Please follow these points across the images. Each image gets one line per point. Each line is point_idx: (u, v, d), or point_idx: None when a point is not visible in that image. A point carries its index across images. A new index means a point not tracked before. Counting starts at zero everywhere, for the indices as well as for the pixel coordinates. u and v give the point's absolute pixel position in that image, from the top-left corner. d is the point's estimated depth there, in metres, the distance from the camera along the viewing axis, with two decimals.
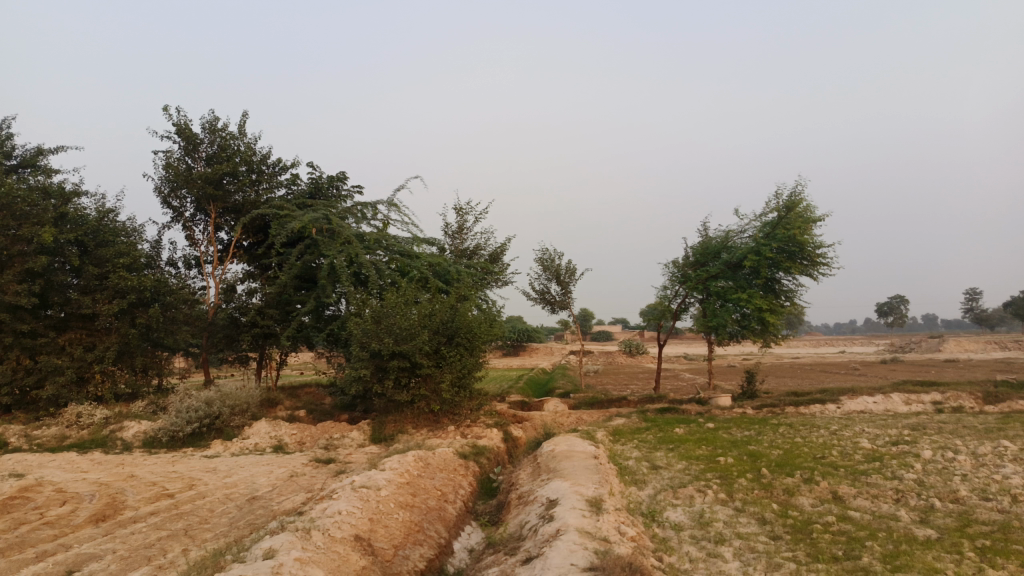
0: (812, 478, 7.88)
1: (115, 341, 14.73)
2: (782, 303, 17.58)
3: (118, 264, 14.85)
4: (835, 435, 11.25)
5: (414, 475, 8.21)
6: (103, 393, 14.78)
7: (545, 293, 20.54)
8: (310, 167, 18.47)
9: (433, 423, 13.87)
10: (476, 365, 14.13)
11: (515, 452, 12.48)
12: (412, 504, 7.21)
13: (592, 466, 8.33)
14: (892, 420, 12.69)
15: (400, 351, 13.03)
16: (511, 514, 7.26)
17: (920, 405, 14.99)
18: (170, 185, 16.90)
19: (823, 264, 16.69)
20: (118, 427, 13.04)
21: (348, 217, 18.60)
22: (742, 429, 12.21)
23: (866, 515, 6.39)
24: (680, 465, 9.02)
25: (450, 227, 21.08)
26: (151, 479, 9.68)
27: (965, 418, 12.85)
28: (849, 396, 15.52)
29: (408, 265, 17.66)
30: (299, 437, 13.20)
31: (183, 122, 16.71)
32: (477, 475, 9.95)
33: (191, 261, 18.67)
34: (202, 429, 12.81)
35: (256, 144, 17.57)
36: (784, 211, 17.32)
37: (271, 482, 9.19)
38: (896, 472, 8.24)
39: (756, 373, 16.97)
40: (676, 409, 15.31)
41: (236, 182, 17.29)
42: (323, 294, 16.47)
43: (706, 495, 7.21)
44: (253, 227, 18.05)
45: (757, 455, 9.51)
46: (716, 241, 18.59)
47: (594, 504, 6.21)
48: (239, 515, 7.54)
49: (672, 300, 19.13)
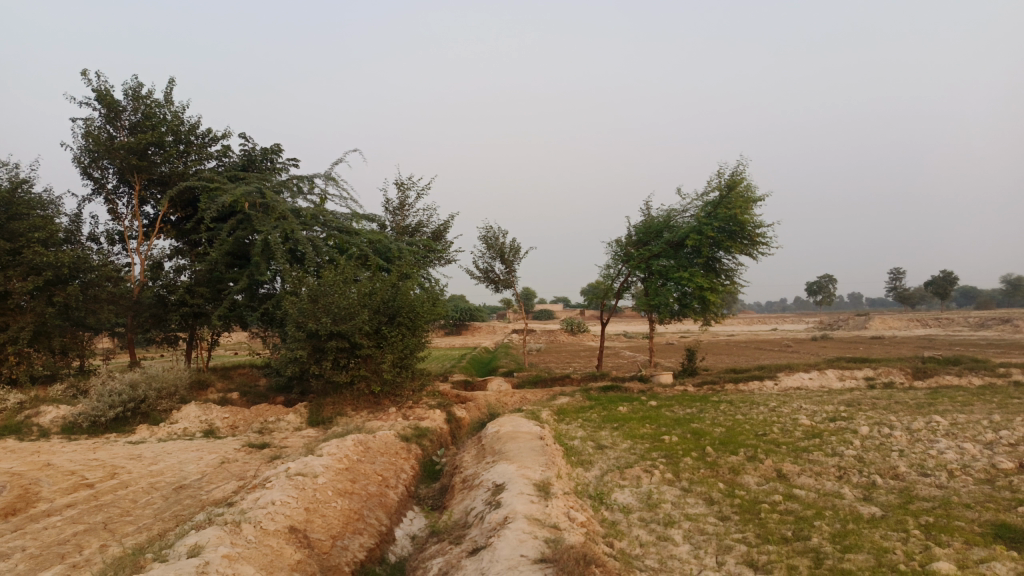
0: (756, 457, 7.88)
1: (30, 320, 13.82)
2: (722, 282, 17.78)
3: (33, 238, 13.89)
4: (774, 412, 11.39)
5: (353, 460, 7.89)
6: (18, 376, 13.87)
7: (489, 271, 20.27)
8: (243, 138, 17.67)
9: (373, 405, 13.52)
10: (419, 345, 13.81)
11: (458, 433, 12.25)
12: (351, 491, 6.89)
13: (537, 447, 8.16)
14: (829, 396, 12.96)
15: (338, 331, 12.60)
16: (455, 500, 7.02)
17: (854, 381, 15.40)
18: (90, 155, 15.92)
19: (762, 244, 16.92)
20: (33, 413, 12.22)
21: (283, 191, 17.90)
22: (685, 407, 12.26)
23: (811, 493, 6.39)
24: (625, 444, 8.93)
25: (391, 203, 20.51)
26: (69, 468, 9.05)
27: (897, 393, 13.23)
28: (786, 372, 15.84)
29: (347, 242, 17.13)
30: (231, 421, 12.65)
31: (103, 87, 15.68)
32: (419, 458, 9.67)
33: (115, 236, 17.69)
34: (127, 413, 12.13)
35: (183, 112, 16.67)
36: (725, 190, 17.45)
37: (201, 470, 8.72)
38: (837, 448, 8.34)
39: (696, 351, 17.14)
40: (619, 388, 15.34)
41: (163, 153, 16.38)
42: (257, 271, 15.80)
43: (653, 475, 7.11)
44: (181, 201, 17.18)
45: (701, 433, 9.52)
46: (659, 220, 18.63)
47: (542, 488, 6.02)
48: (164, 505, 7.08)
49: (614, 279, 19.12)
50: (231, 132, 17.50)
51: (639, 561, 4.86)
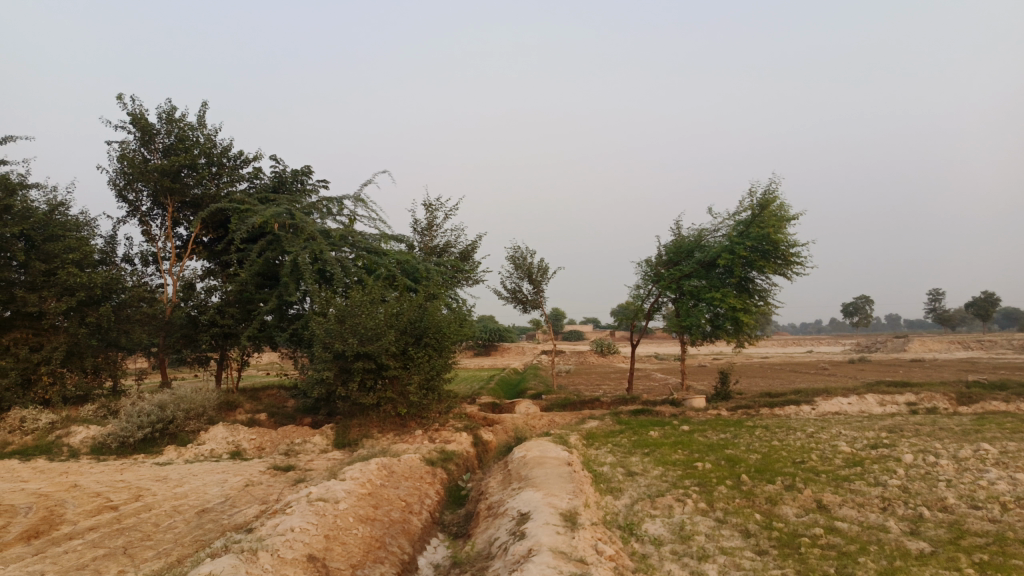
0: (794, 486, 7.54)
1: (63, 341, 14.01)
2: (756, 303, 17.37)
3: (67, 260, 14.10)
4: (812, 438, 10.99)
5: (376, 485, 7.72)
6: (51, 396, 14.00)
7: (517, 292, 20.12)
8: (274, 160, 17.86)
9: (400, 427, 13.39)
10: (445, 367, 13.67)
11: (485, 457, 12.03)
12: (373, 517, 6.72)
13: (565, 473, 7.92)
14: (868, 422, 12.49)
15: (365, 352, 12.52)
16: (479, 528, 6.80)
17: (895, 406, 14.85)
18: (125, 178, 16.19)
19: (797, 264, 16.50)
20: (64, 433, 12.31)
21: (313, 213, 18.02)
22: (719, 432, 11.90)
23: (854, 526, 6.06)
24: (656, 471, 8.64)
25: (419, 224, 20.51)
26: (95, 489, 9.03)
27: (941, 419, 12.71)
28: (824, 396, 15.34)
29: (375, 263, 17.12)
30: (258, 442, 12.60)
31: (138, 111, 15.97)
32: (444, 483, 9.47)
33: (148, 257, 17.93)
34: (155, 434, 12.15)
35: (215, 135, 16.91)
36: (758, 209, 17.10)
37: (225, 493, 8.63)
38: (880, 477, 7.95)
39: (730, 374, 16.70)
40: (650, 411, 14.98)
41: (195, 175, 16.60)
42: (286, 292, 15.84)
43: (685, 504, 6.83)
44: (213, 222, 17.38)
45: (735, 460, 9.18)
46: (689, 240, 18.32)
47: (568, 518, 5.78)
48: (185, 530, 6.97)
49: (645, 300, 18.82)
50: (262, 154, 17.71)
51: None
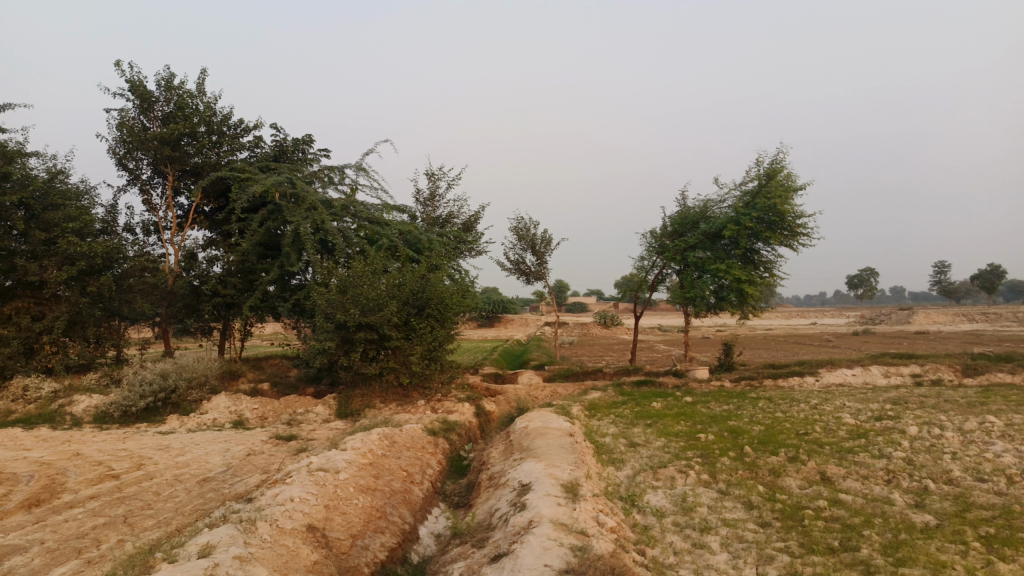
0: (797, 458, 7.48)
1: (64, 310, 13.96)
2: (760, 274, 17.23)
3: (68, 228, 13.99)
4: (816, 410, 10.93)
5: (377, 455, 7.68)
6: (53, 365, 13.98)
7: (520, 263, 19.99)
8: (275, 129, 17.66)
9: (402, 398, 13.38)
10: (448, 337, 13.61)
11: (487, 427, 12.02)
12: (373, 488, 6.68)
13: (567, 444, 7.86)
14: (872, 394, 12.43)
15: (367, 322, 12.45)
16: (480, 498, 6.77)
17: (899, 378, 14.79)
18: (125, 146, 16.03)
19: (803, 235, 16.31)
20: (67, 402, 12.33)
21: (314, 182, 17.84)
22: (722, 403, 11.85)
23: (858, 498, 6.00)
24: (659, 442, 8.60)
25: (422, 194, 20.32)
26: (97, 458, 9.03)
27: (946, 391, 12.65)
28: (828, 368, 15.28)
29: (378, 233, 16.98)
30: (261, 412, 12.60)
31: (136, 78, 15.75)
32: (446, 453, 9.44)
33: (150, 226, 17.82)
34: (157, 403, 12.14)
35: (215, 102, 16.68)
36: (765, 179, 16.87)
37: (226, 463, 8.62)
38: (884, 450, 7.89)
39: (734, 345, 16.62)
40: (653, 383, 14.94)
41: (196, 144, 16.42)
42: (288, 262, 15.74)
43: (688, 476, 6.77)
44: (214, 191, 17.23)
45: (738, 432, 9.12)
46: (695, 211, 18.12)
47: (570, 490, 5.72)
48: (186, 499, 6.95)
49: (649, 271, 18.69)
50: (263, 122, 17.50)
51: (673, 570, 4.55)
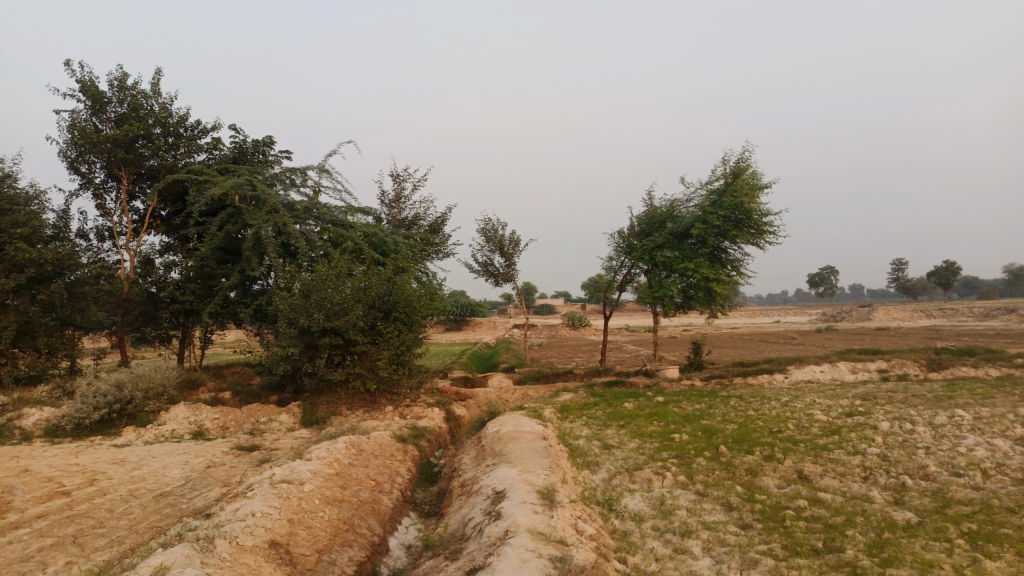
0: (773, 456, 7.39)
1: (13, 320, 13.37)
2: (728, 273, 17.26)
3: (15, 234, 13.41)
4: (787, 407, 10.90)
5: (344, 464, 7.40)
6: (1, 378, 13.37)
7: (488, 265, 19.78)
8: (234, 130, 17.20)
9: (369, 404, 13.06)
10: (416, 341, 13.33)
11: (457, 432, 11.78)
12: (340, 499, 6.41)
13: (541, 448, 7.67)
14: (841, 390, 12.47)
15: (332, 327, 12.12)
16: (452, 507, 6.53)
17: (867, 374, 14.91)
18: (76, 149, 15.46)
19: (770, 233, 16.38)
20: (16, 415, 11.75)
21: (276, 184, 17.42)
22: (694, 402, 11.77)
23: (837, 497, 5.91)
24: (633, 444, 8.45)
25: (387, 195, 19.98)
26: (46, 474, 8.57)
27: (912, 386, 12.76)
28: (796, 365, 15.34)
29: (342, 236, 16.62)
30: (222, 422, 12.17)
31: (87, 78, 15.19)
32: (416, 460, 9.19)
33: (104, 232, 17.21)
34: (112, 415, 11.65)
35: (170, 103, 16.18)
36: (731, 178, 16.91)
37: (185, 476, 8.24)
38: (858, 446, 7.85)
39: (703, 344, 16.62)
40: (624, 383, 14.84)
41: (151, 146, 15.92)
42: (249, 267, 15.31)
43: (665, 478, 6.62)
44: (171, 194, 16.70)
45: (712, 431, 9.02)
46: (662, 211, 18.10)
47: (546, 496, 5.52)
48: (141, 516, 6.58)
49: (617, 271, 18.61)
50: (221, 124, 17.05)
51: None
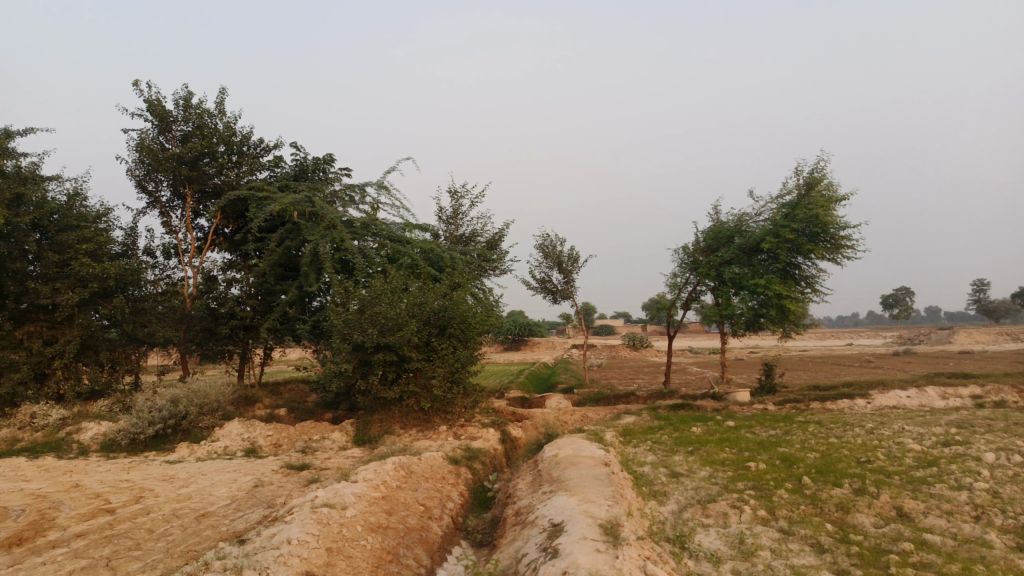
0: (865, 490, 6.59)
1: (77, 334, 13.54)
2: (802, 290, 16.29)
3: (81, 249, 13.62)
4: (874, 434, 9.97)
5: (392, 487, 6.95)
6: (64, 392, 13.54)
7: (546, 282, 19.27)
8: (295, 148, 17.27)
9: (423, 423, 12.68)
10: (471, 358, 12.90)
11: (513, 455, 11.24)
12: (385, 525, 5.95)
13: (602, 476, 7.05)
14: (931, 417, 11.41)
15: (386, 343, 11.79)
16: (506, 539, 5.97)
17: (959, 400, 13.70)
18: (144, 168, 15.75)
19: (848, 248, 15.39)
20: (75, 429, 11.77)
21: (335, 201, 17.39)
22: (768, 428, 10.92)
23: (948, 540, 5.12)
24: (704, 472, 7.75)
25: (445, 212, 19.72)
26: (95, 490, 8.41)
27: (1012, 413, 11.58)
28: (880, 389, 14.23)
29: (399, 251, 16.40)
30: (275, 439, 11.94)
31: (154, 97, 15.46)
32: (469, 484, 8.69)
33: (169, 249, 17.46)
34: (167, 430, 11.54)
35: (233, 121, 16.33)
36: (804, 190, 15.99)
37: (231, 496, 7.92)
38: (963, 480, 6.96)
39: (774, 365, 15.66)
40: (690, 406, 14.04)
41: (215, 163, 16.07)
42: (307, 283, 15.16)
43: (742, 512, 5.92)
44: (233, 212, 16.82)
45: (792, 460, 8.23)
46: (729, 225, 17.24)
47: (610, 532, 4.91)
48: (180, 538, 6.27)
49: (682, 289, 17.77)
50: (283, 142, 17.14)
51: None
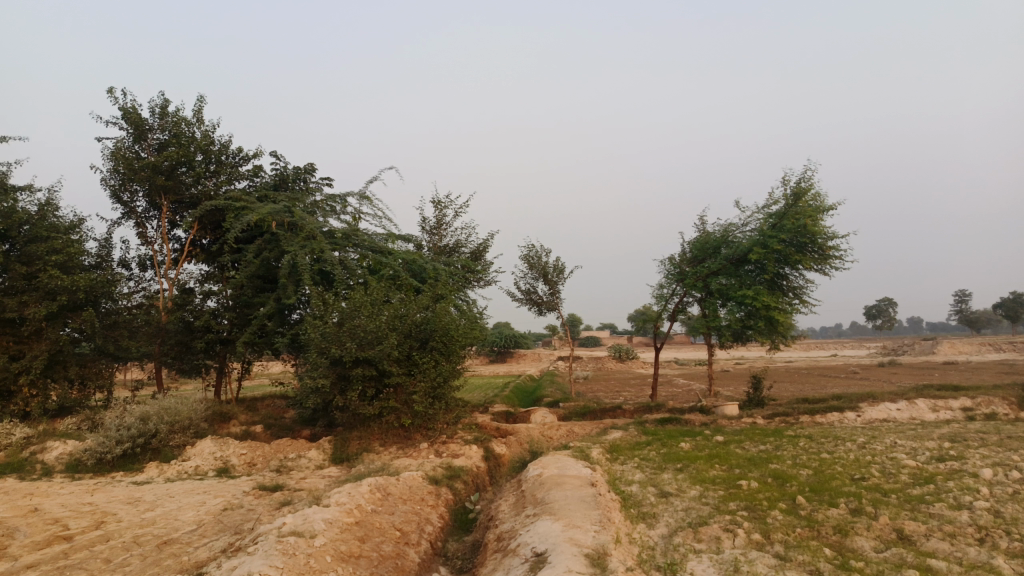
0: (862, 510, 6.31)
1: (45, 349, 13.05)
2: (789, 301, 16.10)
3: (50, 261, 13.14)
4: (866, 449, 9.71)
5: (367, 511, 6.58)
6: (31, 409, 13.04)
7: (531, 293, 18.97)
8: (275, 158, 16.91)
9: (403, 440, 12.30)
10: (453, 372, 12.55)
11: (497, 472, 10.87)
12: (357, 554, 5.58)
13: (589, 497, 6.72)
14: (923, 430, 11.18)
15: (365, 358, 11.42)
16: (486, 568, 5.62)
17: (949, 413, 13.50)
18: (119, 178, 15.32)
19: (836, 258, 15.24)
20: (39, 448, 11.28)
21: (315, 212, 17.05)
22: (757, 443, 10.63)
23: (954, 566, 4.83)
24: (694, 491, 7.45)
25: (428, 222, 19.40)
26: (54, 515, 7.96)
27: (1005, 426, 11.38)
28: (870, 401, 14.01)
29: (380, 263, 16.03)
30: (249, 458, 11.51)
31: (128, 105, 15.07)
32: (449, 505, 8.32)
33: (145, 261, 16.99)
34: (136, 450, 11.07)
35: (210, 130, 15.95)
36: (791, 200, 15.83)
37: (198, 521, 7.52)
38: (962, 498, 6.69)
39: (762, 378, 15.41)
40: (677, 420, 13.75)
41: (192, 173, 15.64)
42: (285, 295, 14.73)
43: (736, 536, 5.61)
44: (211, 222, 16.39)
45: (784, 477, 7.94)
46: (715, 236, 17.03)
47: (597, 563, 4.57)
48: (138, 569, 5.87)
49: (669, 300, 17.52)
50: (262, 151, 16.76)
51: None
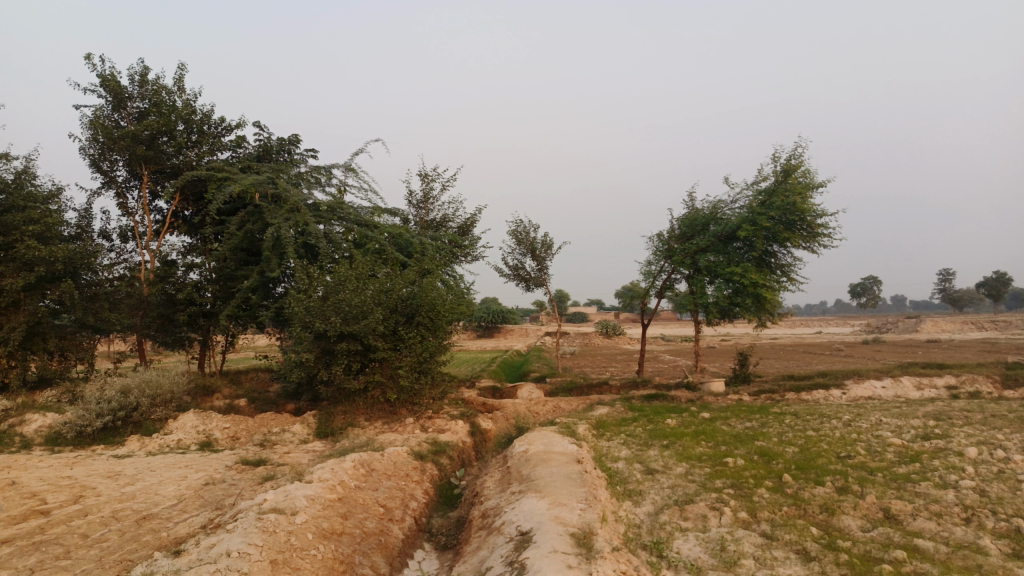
0: (849, 488, 6.29)
1: (24, 320, 12.80)
2: (777, 278, 16.08)
3: (27, 231, 12.83)
4: (852, 427, 9.72)
5: (350, 488, 6.49)
6: (10, 381, 12.84)
7: (519, 268, 18.85)
8: (259, 128, 16.57)
9: (389, 414, 12.23)
10: (440, 347, 12.44)
11: (482, 448, 10.82)
12: (340, 531, 5.50)
13: (574, 475, 6.66)
14: (907, 408, 11.21)
15: (350, 332, 11.27)
16: (470, 545, 5.55)
17: (934, 391, 13.58)
18: (98, 147, 14.96)
19: (824, 236, 15.20)
20: (18, 421, 11.09)
21: (300, 184, 16.78)
22: (743, 420, 10.63)
23: (941, 546, 4.80)
24: (680, 468, 7.41)
25: (415, 195, 19.15)
26: (32, 489, 7.81)
27: (988, 404, 11.44)
28: (855, 379, 14.06)
29: (366, 236, 15.81)
30: (233, 432, 11.39)
31: (107, 72, 14.66)
32: (434, 481, 8.25)
33: (126, 232, 16.67)
34: (117, 423, 10.91)
35: (192, 99, 15.58)
36: (780, 177, 15.72)
37: (179, 496, 7.40)
38: (948, 477, 6.68)
39: (749, 355, 15.42)
40: (664, 397, 13.74)
41: (174, 143, 15.29)
42: (269, 268, 14.51)
43: (723, 515, 5.57)
44: (193, 193, 16.08)
45: (770, 455, 7.92)
46: (704, 213, 16.92)
47: (583, 543, 4.50)
48: (116, 545, 5.76)
49: (656, 276, 17.45)
50: (245, 121, 16.40)
51: None
